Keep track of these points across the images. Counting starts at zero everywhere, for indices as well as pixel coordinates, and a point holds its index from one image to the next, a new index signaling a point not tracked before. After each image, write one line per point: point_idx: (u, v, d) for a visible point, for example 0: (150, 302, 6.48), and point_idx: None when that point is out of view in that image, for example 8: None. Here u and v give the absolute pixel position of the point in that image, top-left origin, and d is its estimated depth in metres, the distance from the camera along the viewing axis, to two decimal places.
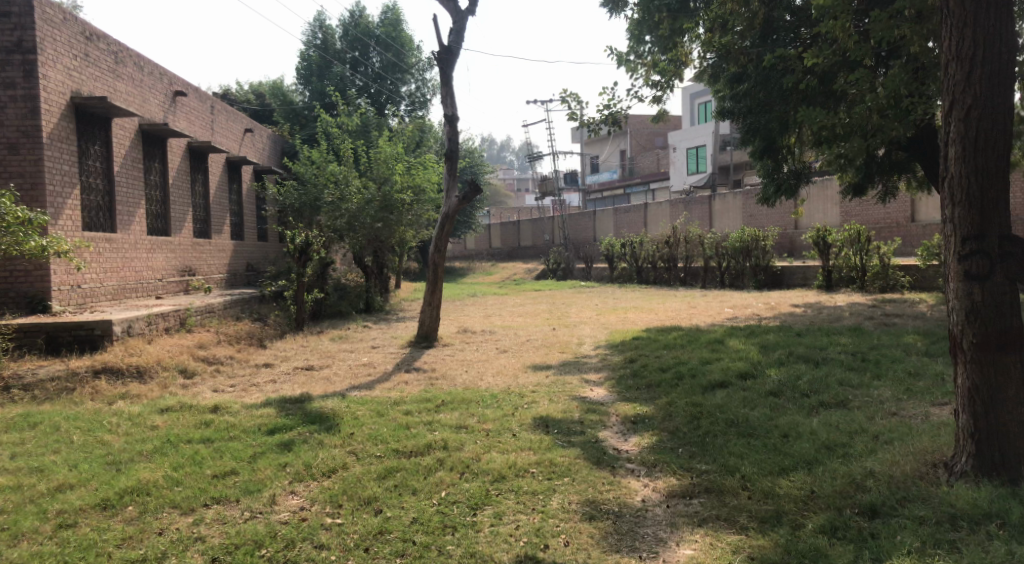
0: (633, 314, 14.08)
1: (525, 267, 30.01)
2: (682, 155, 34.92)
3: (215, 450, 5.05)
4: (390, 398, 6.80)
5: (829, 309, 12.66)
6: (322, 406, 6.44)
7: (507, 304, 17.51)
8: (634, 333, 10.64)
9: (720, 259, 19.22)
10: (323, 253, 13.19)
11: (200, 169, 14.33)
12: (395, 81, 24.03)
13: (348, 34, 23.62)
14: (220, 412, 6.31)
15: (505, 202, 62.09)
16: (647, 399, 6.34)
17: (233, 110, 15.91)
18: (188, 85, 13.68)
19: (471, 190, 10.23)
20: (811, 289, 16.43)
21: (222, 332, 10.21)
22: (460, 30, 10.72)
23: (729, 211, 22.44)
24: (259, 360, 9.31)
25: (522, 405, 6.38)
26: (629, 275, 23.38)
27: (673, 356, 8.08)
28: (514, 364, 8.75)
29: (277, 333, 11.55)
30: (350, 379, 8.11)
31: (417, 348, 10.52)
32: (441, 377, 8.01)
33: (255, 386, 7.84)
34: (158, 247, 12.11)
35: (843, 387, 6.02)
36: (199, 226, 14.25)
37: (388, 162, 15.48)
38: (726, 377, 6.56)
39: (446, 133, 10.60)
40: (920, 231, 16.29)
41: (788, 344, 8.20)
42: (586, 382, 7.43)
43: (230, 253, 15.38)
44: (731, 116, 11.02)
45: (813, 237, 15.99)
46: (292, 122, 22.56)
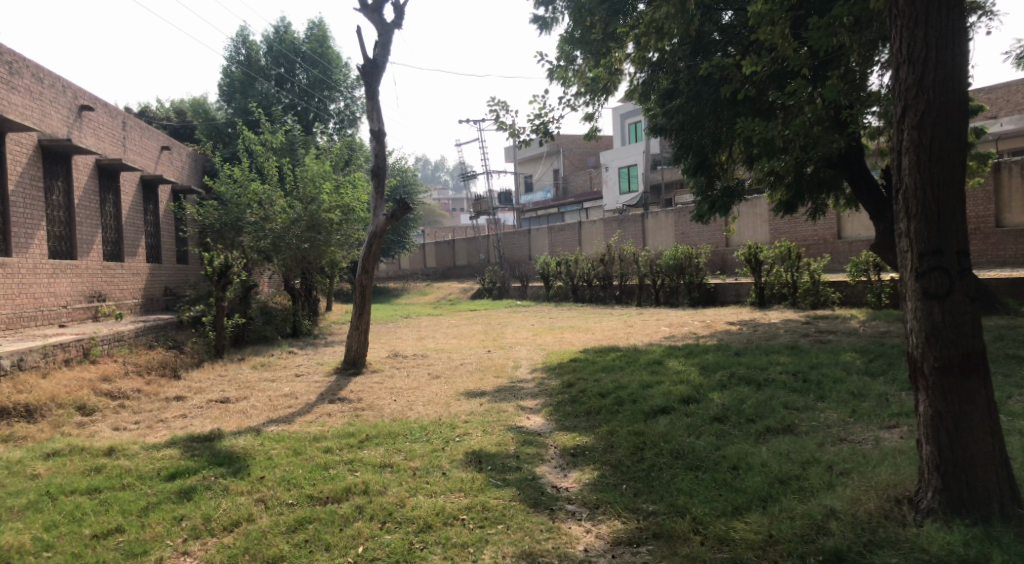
0: (570, 334, 13.80)
1: (461, 287, 29.54)
2: (615, 174, 35.26)
3: (100, 503, 4.39)
4: (310, 433, 6.24)
5: (764, 326, 12.67)
6: (234, 445, 5.81)
7: (441, 325, 17.04)
8: (571, 355, 10.32)
9: (655, 277, 19.24)
10: (244, 276, 12.45)
11: (111, 189, 13.37)
12: (322, 98, 23.35)
13: (272, 49, 22.80)
14: (116, 455, 5.61)
15: (439, 221, 61.55)
16: (587, 428, 6.01)
17: (148, 126, 15.01)
18: (95, 100, 12.77)
19: (400, 208, 9.79)
20: (744, 306, 16.54)
21: (130, 362, 9.35)
22: (386, 44, 10.31)
23: (662, 229, 22.60)
24: (170, 393, 8.53)
25: (453, 438, 5.93)
26: (565, 294, 23.22)
27: (612, 380, 7.77)
28: (446, 391, 8.28)
29: (193, 362, 10.72)
30: (269, 412, 7.47)
31: (344, 375, 9.93)
32: (367, 408, 7.47)
33: (161, 422, 7.11)
34: (60, 271, 11.14)
35: (786, 411, 5.85)
36: (110, 248, 13.27)
37: (315, 180, 14.78)
38: (668, 402, 6.29)
39: (372, 149, 10.12)
40: (846, 247, 16.68)
41: (728, 364, 8.02)
42: (522, 410, 7.04)
43: (144, 277, 14.39)
44: (665, 132, 10.96)
45: (745, 254, 16.12)
46: (215, 140, 21.64)
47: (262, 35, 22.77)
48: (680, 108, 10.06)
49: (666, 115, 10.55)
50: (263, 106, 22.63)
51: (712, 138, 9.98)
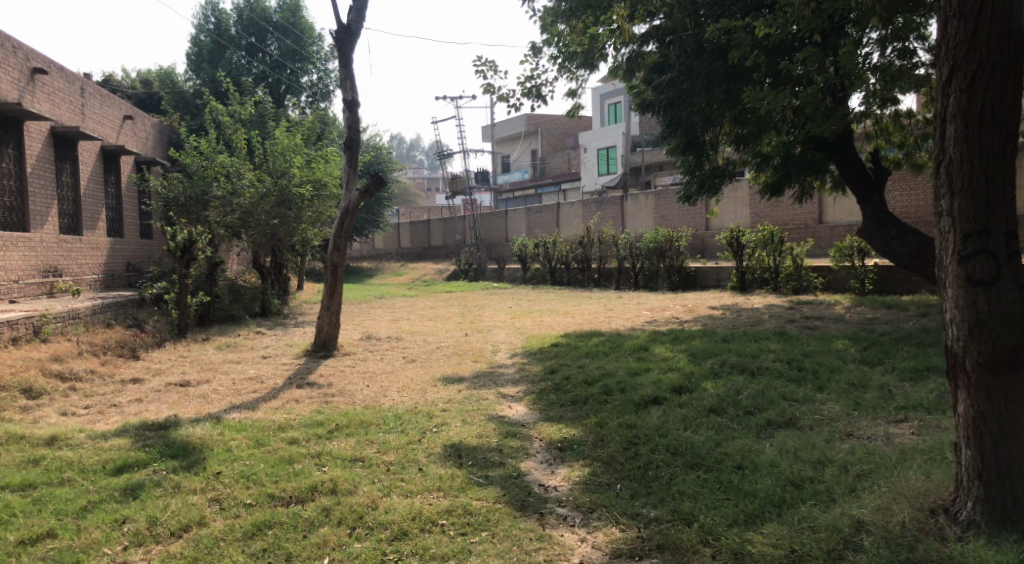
0: (549, 317, 13.41)
1: (436, 267, 29.02)
2: (593, 156, 34.85)
3: (32, 502, 3.90)
4: (275, 422, 5.77)
5: (747, 311, 12.40)
6: (190, 434, 5.31)
7: (416, 306, 16.54)
8: (552, 339, 9.94)
9: (635, 260, 18.92)
10: (210, 251, 11.84)
11: (68, 158, 12.61)
12: (295, 70, 22.54)
13: (243, 18, 21.92)
14: (59, 444, 5.07)
15: (414, 201, 60.71)
16: (573, 419, 5.64)
17: (109, 93, 14.21)
18: (50, 63, 11.99)
19: (374, 183, 9.25)
20: (725, 291, 16.29)
21: (85, 340, 8.74)
22: (362, 9, 9.72)
23: (641, 211, 22.28)
24: (126, 375, 7.97)
25: (429, 428, 5.51)
26: (542, 276, 22.85)
27: (598, 367, 7.39)
28: (421, 376, 7.84)
29: (155, 342, 10.13)
30: (232, 397, 6.97)
31: (314, 357, 9.44)
32: (337, 393, 7.00)
33: (114, 407, 6.58)
34: (11, 243, 10.44)
35: (785, 403, 5.54)
36: (67, 220, 12.54)
37: (286, 154, 14.22)
38: (659, 392, 5.94)
39: (346, 120, 9.56)
40: (827, 233, 16.51)
41: (717, 351, 7.69)
42: (503, 397, 6.65)
43: (105, 251, 13.68)
44: (653, 109, 10.54)
45: (727, 238, 15.83)
46: (182, 111, 20.79)
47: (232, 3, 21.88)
48: (670, 83, 9.72)
49: (656, 90, 10.17)
50: (232, 76, 21.78)
51: (702, 116, 9.64)
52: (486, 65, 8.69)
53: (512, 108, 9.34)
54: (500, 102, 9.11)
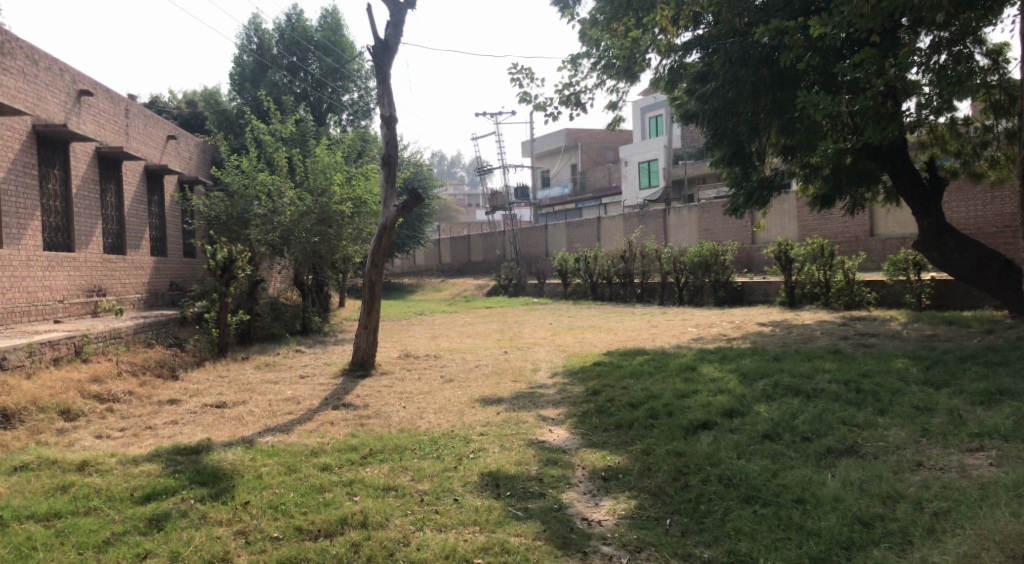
0: (590, 334, 13.10)
1: (476, 283, 28.92)
2: (634, 169, 34.45)
3: (55, 533, 3.78)
4: (308, 447, 5.61)
5: (797, 328, 11.90)
6: (221, 459, 5.19)
7: (455, 323, 16.38)
8: (594, 357, 9.65)
9: (679, 274, 18.49)
10: (250, 270, 11.88)
11: (113, 178, 12.84)
12: (336, 89, 22.81)
13: (285, 38, 22.28)
14: (88, 468, 4.99)
15: (454, 217, 61.01)
16: (617, 445, 5.34)
17: (153, 114, 14.48)
18: (96, 85, 12.25)
19: (412, 199, 9.12)
20: (773, 306, 15.75)
21: (125, 360, 8.77)
22: (399, 24, 9.66)
23: (684, 224, 21.83)
24: (164, 396, 7.94)
25: (466, 453, 5.28)
26: (584, 292, 22.52)
27: (643, 388, 7.07)
28: (459, 396, 7.63)
29: (195, 361, 10.15)
30: (267, 419, 6.86)
31: (352, 376, 9.31)
32: (373, 415, 6.83)
33: (149, 430, 6.53)
34: (57, 264, 10.61)
35: (845, 428, 5.14)
36: (112, 240, 12.74)
37: (326, 172, 14.31)
38: (709, 416, 5.60)
39: (384, 135, 9.48)
40: (880, 245, 15.88)
41: (768, 372, 7.31)
42: (543, 420, 6.39)
43: (149, 271, 13.86)
44: (697, 119, 10.22)
45: (775, 252, 15.32)
46: (226, 131, 21.15)
47: (275, 23, 22.24)
48: (715, 92, 9.46)
49: (700, 100, 9.89)
50: (274, 96, 22.11)
51: (748, 126, 9.29)
52: (522, 73, 8.54)
53: (550, 117, 9.15)
54: (538, 110, 8.93)
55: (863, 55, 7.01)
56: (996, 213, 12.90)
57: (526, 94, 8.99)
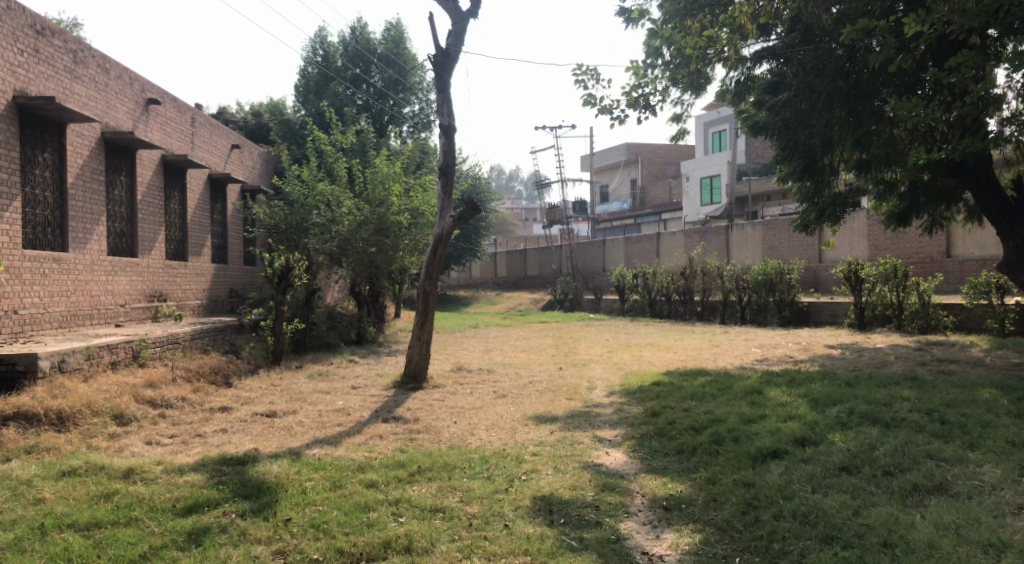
0: (648, 352, 12.69)
1: (531, 297, 28.72)
2: (696, 185, 33.78)
3: (93, 544, 3.71)
4: (354, 462, 5.49)
5: (869, 352, 11.24)
6: (265, 472, 5.14)
7: (509, 337, 16.15)
8: (652, 376, 9.30)
9: (741, 293, 17.89)
10: (306, 280, 11.96)
11: (177, 186, 13.16)
12: (397, 100, 23.05)
13: (349, 50, 22.66)
14: (133, 475, 4.97)
15: (512, 231, 61.08)
16: (679, 472, 5.00)
17: (218, 124, 14.83)
18: (164, 95, 12.59)
19: (469, 210, 8.96)
20: (841, 328, 15.01)
21: (180, 366, 8.88)
22: (460, 33, 9.57)
23: (747, 242, 21.16)
24: (216, 404, 8.00)
25: (518, 475, 5.03)
26: (641, 308, 22.06)
27: (705, 411, 6.69)
28: (512, 413, 7.39)
29: (249, 369, 10.23)
30: (315, 431, 6.80)
31: (403, 389, 9.16)
32: (423, 430, 6.65)
33: (198, 438, 6.60)
34: (120, 269, 10.87)
35: (932, 462, 4.62)
36: (175, 247, 13.04)
37: (384, 182, 14.27)
38: (779, 444, 5.19)
39: (442, 145, 9.37)
40: (959, 266, 14.98)
41: (842, 397, 6.84)
42: (599, 442, 6.10)
43: (210, 279, 14.15)
44: (768, 128, 9.78)
45: (845, 271, 14.62)
46: (290, 142, 21.58)
47: (339, 36, 22.63)
48: (788, 102, 9.08)
49: (771, 110, 9.51)
50: (337, 108, 22.48)
51: (822, 138, 8.84)
52: (587, 74, 8.32)
53: (615, 122, 8.90)
54: (603, 115, 8.68)
55: (958, 59, 6.48)
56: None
57: (591, 97, 8.76)
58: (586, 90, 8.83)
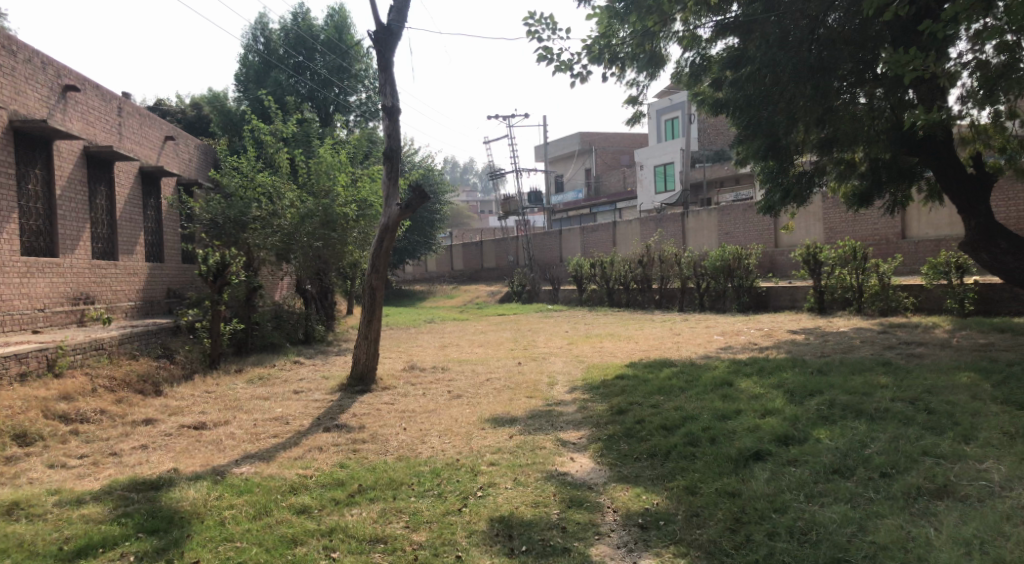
0: (610, 343, 12.22)
1: (488, 289, 28.13)
2: (650, 173, 33.63)
3: None
4: (289, 481, 4.85)
5: (834, 336, 10.94)
6: (181, 498, 4.46)
7: (466, 331, 15.54)
8: (615, 369, 8.81)
9: (699, 279, 17.61)
10: (245, 277, 11.15)
11: (103, 180, 12.16)
12: (342, 89, 22.17)
13: (291, 37, 21.69)
14: (19, 510, 4.23)
15: (468, 223, 60.34)
16: (652, 481, 4.48)
17: (149, 114, 13.82)
18: (84, 80, 11.57)
19: (416, 197, 8.29)
20: (802, 313, 14.79)
21: (103, 375, 8.05)
22: (402, 8, 8.87)
23: (703, 228, 20.90)
24: (139, 416, 7.24)
25: (472, 492, 4.46)
26: (600, 298, 21.66)
27: (675, 407, 6.20)
28: (467, 416, 6.78)
29: (182, 375, 9.42)
30: (248, 444, 6.11)
31: (350, 392, 8.47)
32: (368, 440, 6.00)
33: (113, 458, 5.84)
34: (38, 270, 9.93)
35: (930, 461, 4.16)
36: (103, 245, 12.06)
37: (329, 172, 13.52)
38: (761, 444, 4.71)
39: (385, 128, 8.69)
40: (913, 247, 14.91)
41: (817, 386, 6.43)
42: (563, 446, 5.55)
43: (144, 278, 13.18)
44: (731, 106, 9.35)
45: (803, 255, 14.44)
46: (230, 133, 20.55)
47: (280, 22, 21.63)
48: (751, 77, 8.65)
49: (733, 86, 9.08)
50: (279, 97, 21.48)
51: (786, 115, 8.43)
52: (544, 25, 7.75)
53: (575, 81, 8.32)
54: (562, 71, 8.12)
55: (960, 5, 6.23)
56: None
57: (547, 53, 8.17)
58: (542, 45, 8.23)
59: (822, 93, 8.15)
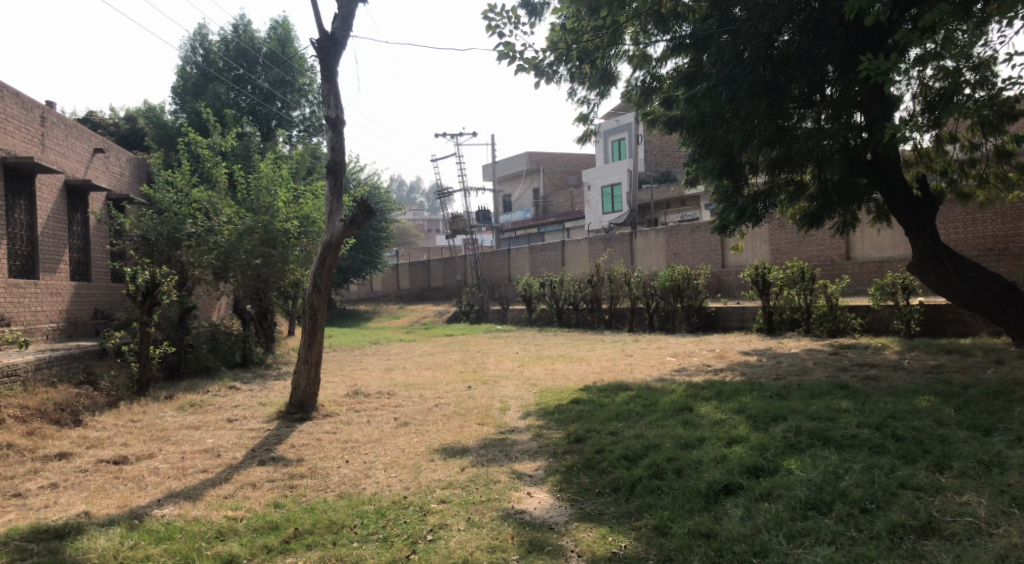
0: (561, 365, 11.92)
1: (435, 309, 27.59)
2: (597, 193, 33.76)
3: None
4: (218, 524, 4.34)
5: (786, 357, 10.90)
6: (88, 549, 3.92)
7: (413, 353, 15.04)
8: (570, 393, 8.49)
9: (649, 300, 17.51)
10: (177, 297, 10.47)
11: (23, 193, 11.31)
12: (286, 102, 21.53)
13: (231, 49, 21.00)
14: None
15: (414, 243, 59.58)
16: (618, 520, 4.15)
17: (76, 124, 13.00)
18: (2, 86, 10.74)
19: (361, 213, 7.84)
20: (751, 333, 14.79)
21: (12, 405, 7.31)
22: (348, 16, 8.48)
23: (651, 248, 20.93)
24: (52, 450, 6.56)
25: (423, 536, 4.05)
26: (549, 318, 21.41)
27: (636, 435, 5.90)
28: (415, 446, 6.34)
29: (106, 402, 8.69)
30: (173, 481, 5.55)
31: (289, 420, 7.92)
32: (307, 474, 5.51)
33: (14, 500, 5.19)
34: None
35: (909, 494, 3.94)
36: (22, 263, 11.19)
37: (270, 187, 12.96)
38: (731, 476, 4.44)
39: (329, 141, 8.24)
40: (857, 269, 15.15)
41: (778, 411, 6.24)
42: (519, 479, 5.18)
43: (68, 297, 12.31)
44: (685, 124, 9.19)
45: (752, 275, 14.35)
46: (165, 146, 19.68)
47: (220, 33, 20.95)
48: (705, 94, 8.53)
49: (688, 103, 8.92)
50: (218, 110, 20.73)
51: (741, 134, 8.28)
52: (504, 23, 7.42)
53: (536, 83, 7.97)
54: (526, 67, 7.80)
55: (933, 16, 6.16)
56: (978, 236, 12.33)
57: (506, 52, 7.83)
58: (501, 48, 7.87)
59: (776, 112, 8.06)
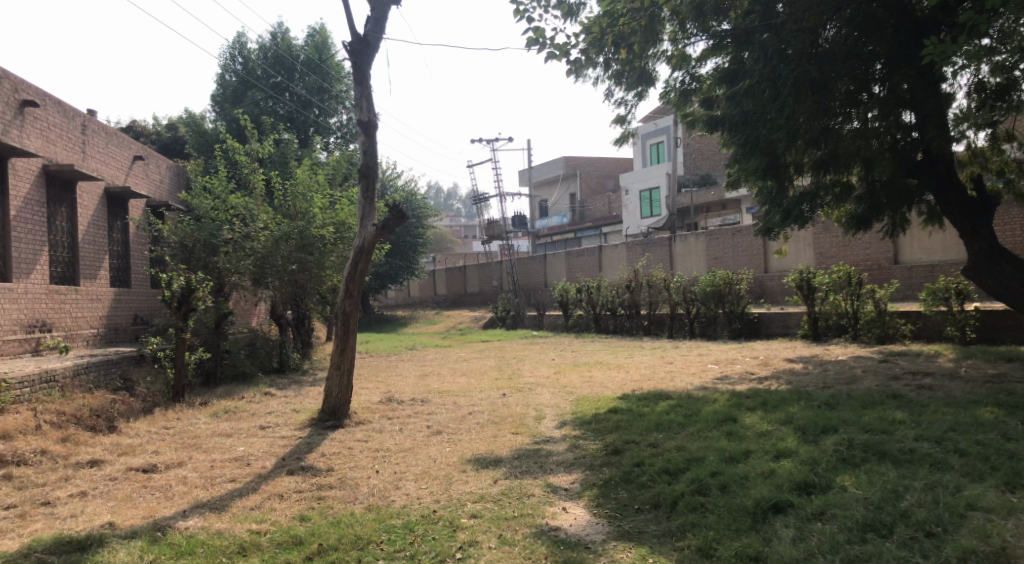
0: (599, 372, 11.63)
1: (472, 315, 27.47)
2: (636, 198, 33.35)
3: None
4: (241, 537, 4.21)
5: (834, 365, 10.44)
6: None
7: (448, 359, 14.89)
8: (607, 402, 8.22)
9: (688, 305, 17.10)
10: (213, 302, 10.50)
11: (65, 201, 11.49)
12: (323, 110, 21.69)
13: (270, 57, 21.23)
14: None
15: (451, 249, 59.71)
16: (659, 540, 3.90)
17: (117, 132, 13.20)
18: (44, 96, 10.93)
19: (393, 218, 7.69)
20: (796, 339, 14.29)
21: (48, 411, 7.33)
22: (380, 19, 8.39)
23: (691, 253, 20.49)
24: (85, 457, 6.54)
25: (451, 555, 3.85)
26: (586, 324, 21.10)
27: (676, 447, 5.62)
28: (447, 456, 6.15)
29: (141, 409, 8.70)
30: (201, 490, 5.45)
31: (321, 428, 7.80)
32: (335, 485, 5.36)
33: (43, 508, 5.15)
34: None
35: (978, 517, 3.60)
36: (63, 269, 11.36)
37: (306, 194, 12.97)
38: (780, 493, 4.15)
39: (361, 145, 8.14)
40: (907, 273, 14.55)
41: (828, 422, 5.89)
42: (554, 493, 4.95)
43: (109, 303, 12.47)
44: (725, 124, 8.84)
45: (796, 280, 13.84)
46: (206, 154, 19.97)
47: (259, 41, 21.19)
48: (747, 92, 8.16)
49: (729, 102, 8.57)
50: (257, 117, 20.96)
51: (785, 133, 7.91)
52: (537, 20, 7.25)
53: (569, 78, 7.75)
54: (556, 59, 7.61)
55: None
56: None
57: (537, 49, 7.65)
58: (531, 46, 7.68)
59: (821, 110, 7.67)
